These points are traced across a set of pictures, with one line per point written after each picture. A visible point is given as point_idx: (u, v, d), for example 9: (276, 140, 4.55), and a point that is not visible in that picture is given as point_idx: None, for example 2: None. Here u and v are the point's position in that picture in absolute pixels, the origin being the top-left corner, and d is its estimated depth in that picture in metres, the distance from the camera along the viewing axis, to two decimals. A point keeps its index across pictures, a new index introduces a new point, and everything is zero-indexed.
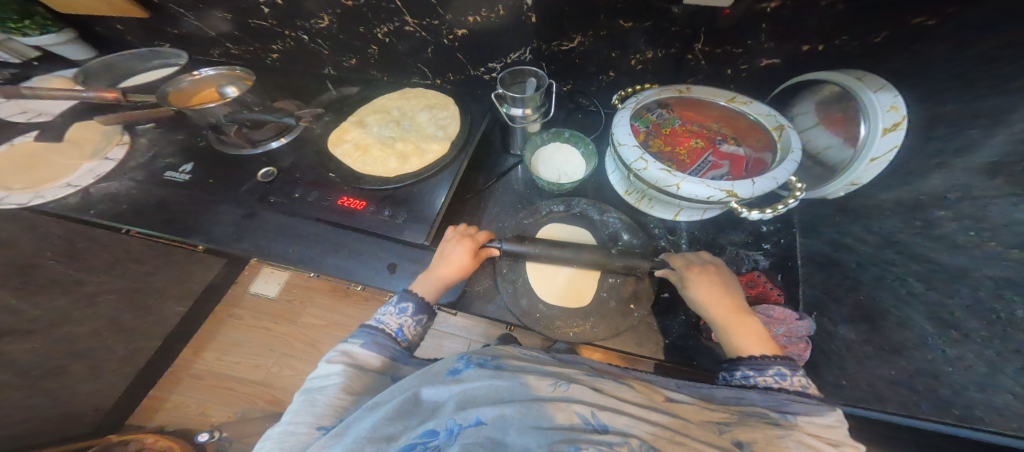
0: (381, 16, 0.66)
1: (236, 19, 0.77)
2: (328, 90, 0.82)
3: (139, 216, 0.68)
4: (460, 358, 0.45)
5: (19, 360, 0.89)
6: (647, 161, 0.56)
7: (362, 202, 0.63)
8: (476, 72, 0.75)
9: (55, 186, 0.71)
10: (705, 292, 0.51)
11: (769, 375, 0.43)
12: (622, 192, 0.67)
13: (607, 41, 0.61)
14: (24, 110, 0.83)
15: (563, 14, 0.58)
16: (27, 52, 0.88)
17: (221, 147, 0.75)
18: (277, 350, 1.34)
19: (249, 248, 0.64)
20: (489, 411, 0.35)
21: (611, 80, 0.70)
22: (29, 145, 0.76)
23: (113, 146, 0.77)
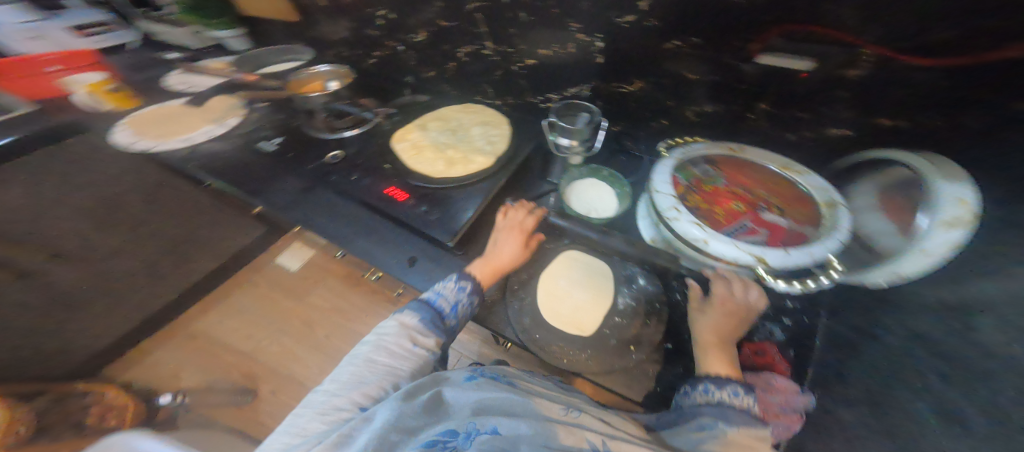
0: (466, 39, 0.79)
1: (356, 26, 0.95)
2: (405, 94, 0.96)
3: (225, 173, 0.79)
4: (474, 369, 0.46)
5: (60, 286, 0.99)
6: (680, 212, 0.55)
7: (406, 195, 0.69)
8: (534, 99, 0.83)
9: (176, 140, 0.85)
10: (710, 320, 0.53)
11: (724, 392, 0.43)
12: (647, 239, 0.64)
13: (667, 89, 0.65)
14: (185, 82, 1.05)
15: (630, 59, 0.63)
16: (207, 42, 1.18)
17: (303, 127, 0.87)
18: (271, 324, 1.39)
19: (298, 218, 0.70)
20: (506, 423, 0.35)
21: (662, 127, 0.74)
22: (175, 107, 0.95)
23: (231, 116, 0.91)
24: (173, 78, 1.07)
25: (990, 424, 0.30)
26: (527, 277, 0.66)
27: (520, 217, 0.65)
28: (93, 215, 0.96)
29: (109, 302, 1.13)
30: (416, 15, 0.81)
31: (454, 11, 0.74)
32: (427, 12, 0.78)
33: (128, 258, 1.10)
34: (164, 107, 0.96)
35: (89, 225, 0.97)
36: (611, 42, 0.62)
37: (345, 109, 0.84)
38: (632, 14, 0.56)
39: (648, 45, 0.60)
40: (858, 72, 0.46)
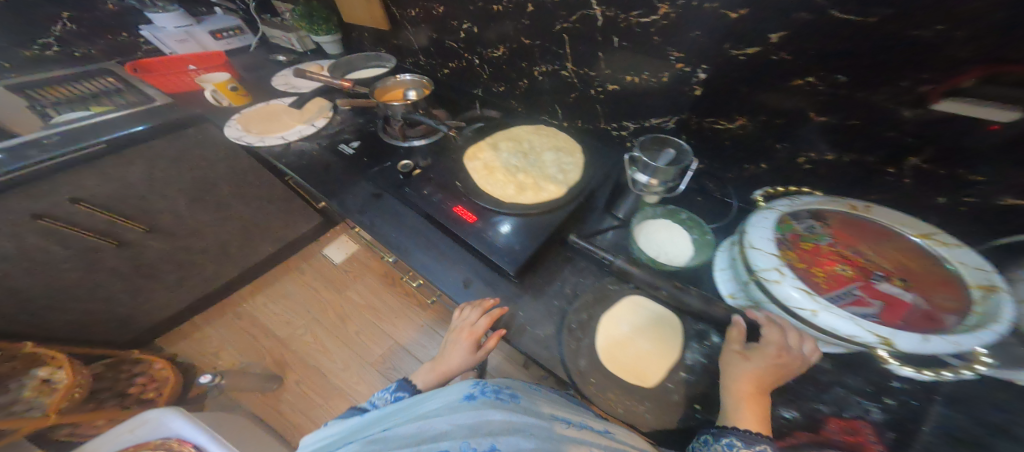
0: (546, 58, 0.77)
1: (438, 37, 0.97)
2: (475, 108, 0.97)
3: (306, 172, 0.82)
4: (476, 384, 0.49)
5: (147, 252, 1.14)
6: (783, 274, 0.46)
7: (474, 217, 0.67)
8: (607, 126, 0.79)
9: (274, 137, 0.90)
10: (750, 368, 0.46)
11: (747, 450, 0.40)
12: (726, 293, 0.57)
13: (776, 130, 0.54)
14: (287, 83, 1.14)
15: (736, 93, 0.54)
16: (309, 45, 1.29)
17: (379, 133, 0.91)
18: (310, 313, 1.50)
19: (365, 222, 0.72)
20: (506, 441, 0.39)
21: (763, 171, 0.61)
22: (276, 106, 1.01)
23: (321, 118, 0.96)
24: (277, 79, 1.16)
25: None
26: (586, 318, 0.60)
27: (472, 320, 0.60)
28: (186, 192, 1.10)
29: (182, 272, 1.29)
30: (499, 32, 0.81)
31: (540, 31, 0.73)
32: (513, 30, 0.78)
33: (205, 234, 1.25)
34: (267, 105, 1.02)
35: (181, 199, 1.11)
36: (715, 73, 0.53)
37: (422, 119, 0.83)
38: (757, 45, 0.47)
39: (767, 80, 0.49)
40: None
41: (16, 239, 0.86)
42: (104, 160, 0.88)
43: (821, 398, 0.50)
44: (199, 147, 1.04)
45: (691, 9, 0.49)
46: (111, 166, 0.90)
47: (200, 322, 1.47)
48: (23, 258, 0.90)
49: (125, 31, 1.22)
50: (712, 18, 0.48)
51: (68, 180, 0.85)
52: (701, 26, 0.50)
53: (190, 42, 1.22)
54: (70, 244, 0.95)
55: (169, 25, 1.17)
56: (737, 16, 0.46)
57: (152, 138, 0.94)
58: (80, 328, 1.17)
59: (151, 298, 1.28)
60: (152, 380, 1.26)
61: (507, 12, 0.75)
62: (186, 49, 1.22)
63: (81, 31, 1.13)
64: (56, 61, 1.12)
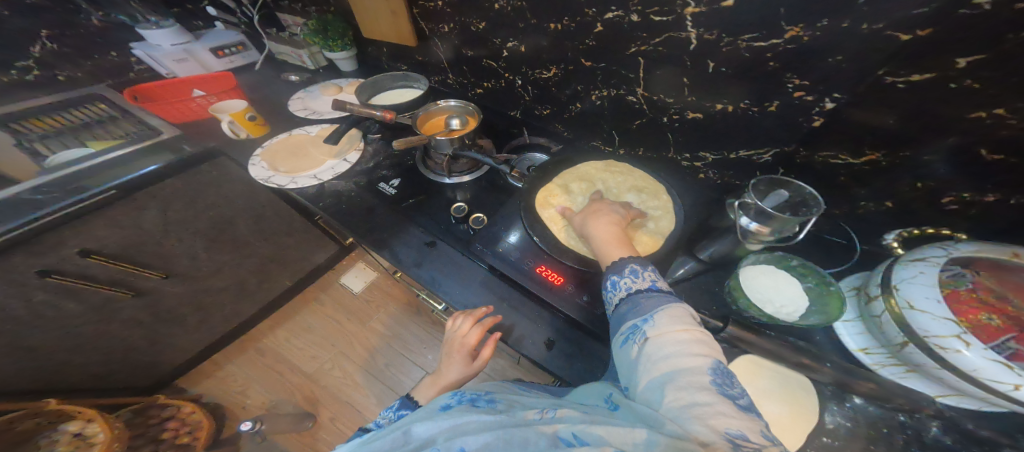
0: (610, 82, 0.68)
1: (473, 57, 0.88)
2: (520, 134, 0.88)
3: (350, 218, 0.75)
4: (453, 393, 0.43)
5: (163, 301, 1.02)
6: (969, 342, 0.36)
7: (561, 278, 0.60)
8: (675, 156, 0.71)
9: (305, 176, 0.82)
10: (593, 224, 0.58)
11: (628, 279, 0.45)
12: (858, 347, 0.49)
13: (918, 171, 0.46)
14: (305, 107, 1.03)
15: (887, 130, 0.45)
16: (321, 62, 1.18)
17: (417, 166, 0.83)
18: (337, 346, 1.35)
19: (425, 277, 0.66)
20: (473, 439, 0.33)
21: (885, 210, 0.53)
22: (300, 137, 0.93)
23: (352, 150, 0.87)
24: (293, 103, 1.04)
25: None
26: None
27: (462, 331, 0.57)
28: (205, 235, 0.99)
29: (200, 315, 1.16)
30: (553, 48, 0.71)
31: (605, 52, 0.64)
32: (571, 50, 0.69)
33: (223, 274, 1.12)
34: (289, 136, 0.93)
35: (199, 244, 0.99)
36: (852, 101, 0.45)
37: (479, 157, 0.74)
38: (930, 70, 0.38)
39: (931, 109, 0.41)
40: None
41: (23, 300, 0.75)
42: (113, 206, 0.77)
43: None
44: (216, 186, 0.93)
45: (837, 32, 0.41)
46: (120, 212, 0.79)
47: (222, 360, 1.31)
48: (33, 320, 0.80)
49: (115, 50, 1.11)
50: (866, 41, 0.40)
51: (74, 233, 0.74)
52: (847, 50, 0.42)
53: (189, 61, 1.10)
54: (85, 299, 0.85)
55: (165, 43, 1.05)
56: (911, 38, 0.37)
57: (166, 178, 0.83)
58: (103, 383, 1.07)
59: (170, 348, 1.17)
60: (184, 424, 1.13)
61: (565, 29, 0.66)
62: (184, 69, 1.11)
63: (64, 52, 1.02)
64: (39, 86, 1.00)
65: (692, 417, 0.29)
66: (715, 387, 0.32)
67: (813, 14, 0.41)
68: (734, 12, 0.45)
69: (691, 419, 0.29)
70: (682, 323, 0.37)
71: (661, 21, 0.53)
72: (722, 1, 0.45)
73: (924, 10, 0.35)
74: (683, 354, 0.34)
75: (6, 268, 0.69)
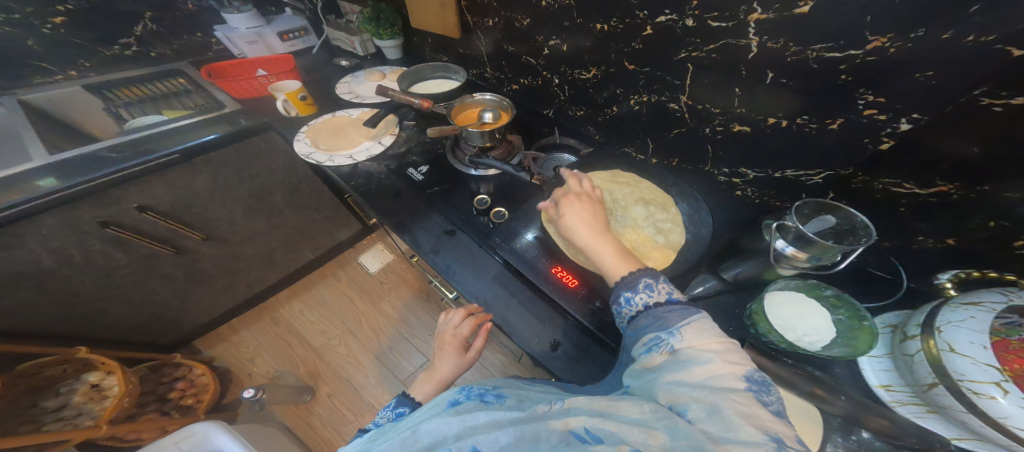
0: (654, 87, 0.67)
1: (515, 52, 0.88)
2: (551, 134, 0.88)
3: (379, 199, 0.76)
4: (461, 389, 0.41)
5: (197, 262, 1.06)
6: (1008, 392, 0.33)
7: (576, 280, 0.59)
8: (711, 169, 0.70)
9: (341, 155, 0.84)
10: (577, 219, 0.53)
11: (643, 292, 0.43)
12: (879, 384, 0.48)
13: (985, 206, 0.43)
14: (350, 90, 1.05)
15: (957, 159, 0.42)
16: (369, 49, 1.21)
17: (446, 155, 0.84)
18: (346, 325, 1.36)
19: (441, 266, 0.65)
20: (485, 439, 0.31)
21: (942, 247, 0.49)
22: (339, 118, 0.95)
23: (387, 135, 0.88)
24: (337, 86, 1.07)
25: None
26: None
27: (455, 323, 0.60)
28: (243, 203, 1.01)
29: (224, 281, 1.19)
30: (599, 46, 0.70)
31: (653, 56, 0.63)
32: (615, 52, 0.68)
33: (254, 243, 1.16)
34: (332, 117, 0.95)
35: (238, 211, 1.02)
36: (934, 124, 0.41)
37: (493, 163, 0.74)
38: None
39: (1019, 136, 0.36)
40: None
41: (79, 247, 0.79)
42: (172, 170, 0.81)
43: None
44: (260, 157, 0.95)
45: (933, 43, 0.37)
46: (176, 175, 0.83)
47: (235, 325, 1.35)
48: (85, 268, 0.84)
49: (201, 31, 1.16)
50: (967, 56, 0.35)
51: (134, 190, 0.78)
52: (939, 65, 0.38)
53: (259, 43, 1.15)
54: (132, 251, 0.89)
55: (242, 26, 1.11)
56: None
57: (219, 147, 0.86)
58: (131, 338, 1.11)
59: (192, 310, 1.20)
60: (192, 386, 1.14)
61: (613, 31, 0.65)
62: (254, 51, 1.16)
63: (160, 31, 1.08)
64: (133, 60, 1.08)
65: (742, 423, 0.27)
66: (753, 398, 0.29)
67: (901, 24, 0.37)
68: (807, 20, 0.43)
69: (745, 426, 0.26)
70: (709, 334, 0.35)
71: (719, 27, 0.51)
72: (795, 7, 0.43)
73: None
74: (716, 362, 0.32)
75: (70, 216, 0.72)
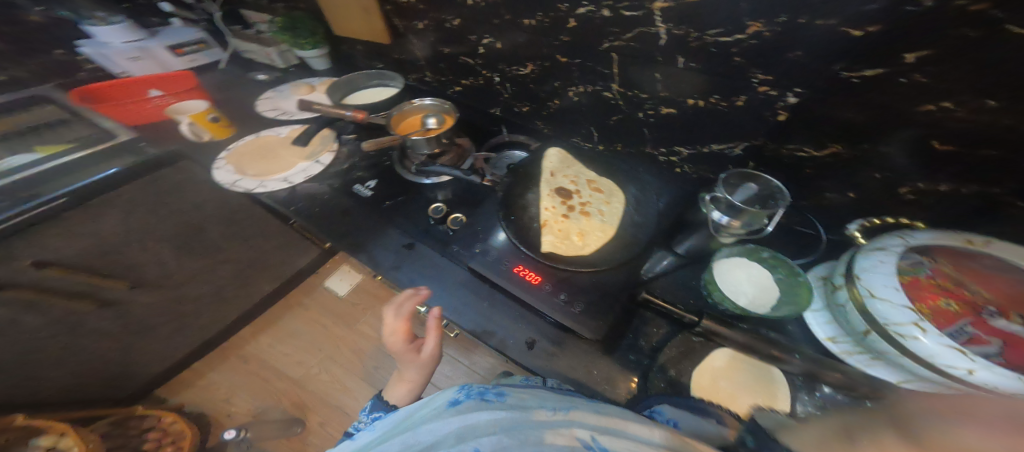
0: (587, 78, 0.68)
1: (450, 55, 0.88)
2: (500, 133, 0.88)
3: (325, 221, 0.74)
4: (461, 388, 0.47)
5: (136, 311, 0.99)
6: (924, 330, 0.37)
7: (539, 277, 0.61)
8: (653, 151, 0.72)
9: (275, 179, 0.81)
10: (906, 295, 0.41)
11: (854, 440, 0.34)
12: (824, 336, 0.50)
13: (870, 162, 0.47)
14: (276, 107, 1.01)
15: (841, 123, 0.46)
16: (290, 61, 1.16)
17: (394, 167, 0.82)
18: (325, 350, 1.33)
19: (403, 281, 0.65)
20: (486, 442, 0.37)
21: (850, 200, 0.53)
22: (269, 139, 0.91)
23: (325, 152, 0.86)
24: (262, 103, 1.02)
25: None
26: (676, 375, 0.51)
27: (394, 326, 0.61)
28: (173, 242, 0.96)
29: (175, 324, 1.13)
30: (531, 42, 0.70)
31: (579, 48, 0.64)
32: (547, 46, 0.68)
33: (199, 282, 1.09)
34: (258, 137, 0.92)
35: (169, 251, 0.96)
36: (814, 95, 0.45)
37: (440, 170, 0.73)
38: (884, 65, 0.38)
39: (881, 101, 0.41)
40: None
41: None
42: (69, 217, 0.74)
43: None
44: (180, 190, 0.90)
45: (796, 28, 0.40)
46: (78, 222, 0.75)
47: (200, 367, 1.29)
48: None
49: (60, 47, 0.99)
50: (826, 36, 0.39)
51: (31, 245, 0.70)
52: (806, 45, 0.41)
53: (144, 59, 1.03)
54: (48, 312, 0.79)
55: (117, 41, 0.98)
56: (865, 34, 0.37)
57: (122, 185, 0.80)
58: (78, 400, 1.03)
59: (142, 360, 1.12)
60: (166, 435, 1.10)
61: (541, 25, 0.65)
62: (140, 68, 1.04)
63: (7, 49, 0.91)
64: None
65: None
66: None
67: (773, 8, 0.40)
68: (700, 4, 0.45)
69: None
70: None
71: (631, 16, 0.52)
72: None
73: (878, 4, 0.35)
74: None
75: None
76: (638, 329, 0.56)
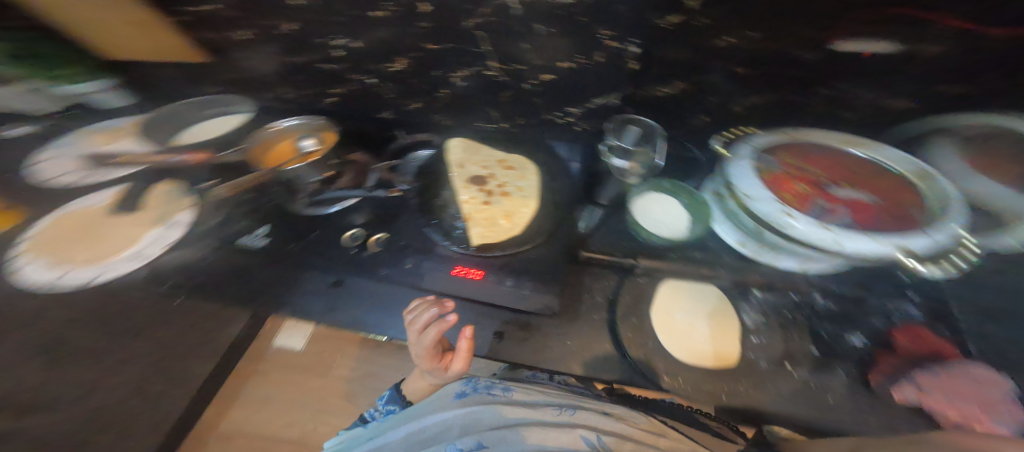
0: (464, 60, 0.65)
1: (288, 60, 0.72)
2: (397, 137, 0.83)
3: (216, 288, 0.59)
4: (467, 381, 0.54)
5: None
6: (794, 217, 0.45)
7: (480, 271, 0.58)
8: (550, 116, 0.73)
9: (119, 259, 0.57)
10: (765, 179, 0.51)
11: None
12: (736, 243, 0.56)
13: (706, 91, 0.58)
14: (78, 166, 0.69)
15: (672, 64, 0.55)
16: (48, 105, 0.75)
17: (282, 204, 0.68)
18: None
19: (348, 322, 0.56)
20: (485, 438, 0.46)
21: (708, 123, 0.64)
22: (82, 212, 0.62)
23: (182, 209, 0.64)
24: (55, 166, 0.69)
25: None
26: (637, 320, 0.52)
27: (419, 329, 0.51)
28: None
29: None
30: (396, 36, 0.63)
31: (446, 31, 0.60)
32: (409, 36, 0.62)
33: None
34: (60, 216, 0.61)
35: None
36: (645, 46, 0.53)
37: (341, 193, 0.68)
38: (681, 17, 0.47)
39: (690, 45, 0.51)
40: (931, 49, 0.42)
41: None
42: None
43: (868, 313, 0.52)
44: None
45: None
46: None
47: None
48: None
49: None
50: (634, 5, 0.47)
51: None
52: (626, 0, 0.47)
53: None
54: None
55: None
56: None
57: None
58: None
59: None
60: None
61: (393, 14, 0.58)
62: None
63: None
64: None
65: None
66: None
67: None
68: None
69: None
70: None
71: None
72: None
73: None
74: None
75: None
76: (592, 288, 0.58)
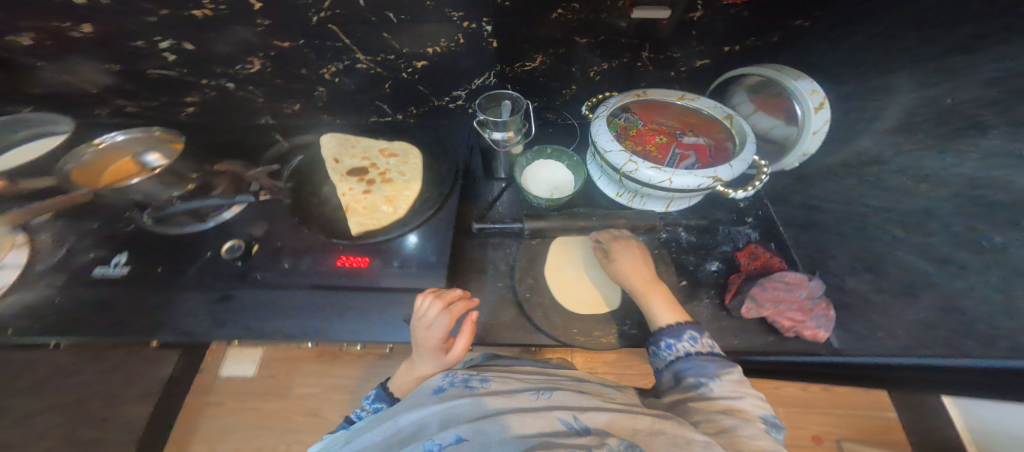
0: (327, 56, 0.65)
1: (139, 73, 0.67)
2: (277, 142, 0.78)
3: (81, 321, 0.56)
4: (445, 376, 0.44)
5: None
6: (636, 162, 0.55)
7: (365, 257, 0.59)
8: (440, 102, 0.78)
9: None
10: (628, 265, 0.54)
11: (685, 341, 0.45)
12: (613, 195, 0.67)
13: (562, 58, 0.67)
14: None
15: (519, 37, 0.62)
16: None
17: (155, 225, 0.64)
18: None
19: (237, 333, 0.55)
20: (463, 425, 0.33)
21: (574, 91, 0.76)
22: None
23: (9, 250, 0.61)
24: None
25: (953, 243, 0.37)
26: (533, 280, 0.60)
27: (427, 320, 0.48)
28: None
29: None
30: (242, 33, 0.60)
31: (290, 27, 0.59)
32: (255, 36, 0.61)
33: None
34: None
35: None
36: (487, 23, 0.59)
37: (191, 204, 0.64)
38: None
39: (521, 19, 0.58)
40: (698, 14, 0.54)
41: None
42: None
43: (722, 241, 0.64)
44: None
45: None
46: None
47: None
48: None
49: None
50: None
51: None
52: None
53: None
54: None
55: None
56: None
57: None
58: None
59: None
60: None
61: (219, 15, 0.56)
62: None
63: None
64: None
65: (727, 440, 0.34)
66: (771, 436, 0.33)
67: None
68: None
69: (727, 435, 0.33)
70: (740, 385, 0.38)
71: None
72: None
73: None
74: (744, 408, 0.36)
75: None
76: (493, 253, 0.63)
